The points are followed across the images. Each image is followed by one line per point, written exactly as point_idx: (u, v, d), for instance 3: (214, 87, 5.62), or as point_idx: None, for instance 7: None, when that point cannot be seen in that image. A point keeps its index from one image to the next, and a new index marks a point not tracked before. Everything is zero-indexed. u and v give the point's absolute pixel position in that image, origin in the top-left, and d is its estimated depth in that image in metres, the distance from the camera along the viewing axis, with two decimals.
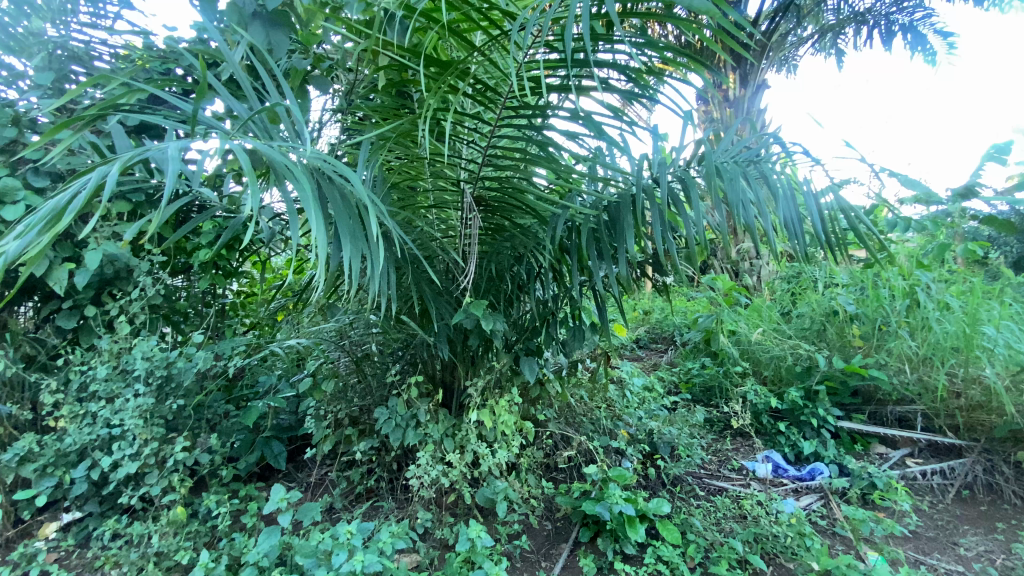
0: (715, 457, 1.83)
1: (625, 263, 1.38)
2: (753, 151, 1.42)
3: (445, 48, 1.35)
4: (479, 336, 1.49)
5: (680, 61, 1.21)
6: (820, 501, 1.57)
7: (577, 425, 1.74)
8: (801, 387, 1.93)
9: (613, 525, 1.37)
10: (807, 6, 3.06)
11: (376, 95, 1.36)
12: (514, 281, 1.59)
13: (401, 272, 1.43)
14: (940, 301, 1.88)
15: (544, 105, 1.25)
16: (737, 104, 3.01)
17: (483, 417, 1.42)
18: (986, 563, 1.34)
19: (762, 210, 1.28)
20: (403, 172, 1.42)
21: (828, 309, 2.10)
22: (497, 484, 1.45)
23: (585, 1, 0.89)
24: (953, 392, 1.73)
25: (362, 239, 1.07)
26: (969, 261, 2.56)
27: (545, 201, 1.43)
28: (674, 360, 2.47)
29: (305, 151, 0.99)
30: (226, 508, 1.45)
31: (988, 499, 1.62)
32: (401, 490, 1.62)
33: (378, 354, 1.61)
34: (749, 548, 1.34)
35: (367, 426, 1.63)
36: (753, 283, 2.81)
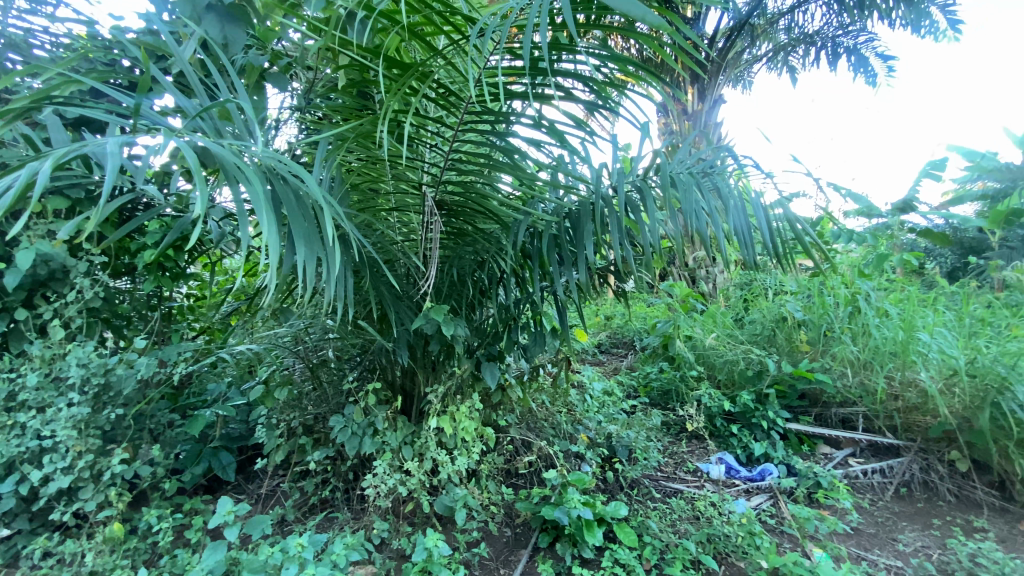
0: (671, 459, 1.88)
1: (585, 269, 1.39)
2: (708, 162, 1.47)
3: (407, 49, 1.33)
4: (440, 342, 1.46)
5: (640, 74, 1.25)
6: (770, 501, 1.62)
7: (538, 430, 1.75)
8: (752, 390, 2.00)
9: (572, 529, 1.36)
10: (761, 26, 3.21)
11: (337, 95, 1.33)
12: (476, 286, 1.57)
13: (359, 276, 1.40)
14: (880, 308, 1.99)
15: (507, 112, 1.26)
16: (695, 118, 3.12)
17: (442, 424, 1.40)
18: (923, 557, 1.41)
19: (715, 219, 1.33)
20: (364, 174, 1.40)
21: (778, 316, 2.19)
22: (457, 491, 1.43)
23: (546, 6, 0.87)
24: (892, 394, 1.83)
25: (318, 241, 1.04)
26: (907, 271, 2.72)
27: (508, 207, 1.43)
28: (634, 364, 2.52)
29: (259, 151, 0.96)
30: (169, 523, 1.37)
31: (924, 496, 1.71)
32: (357, 500, 1.58)
33: (335, 360, 1.58)
34: (703, 548, 1.38)
35: (322, 434, 1.59)
36: (709, 290, 2.87)
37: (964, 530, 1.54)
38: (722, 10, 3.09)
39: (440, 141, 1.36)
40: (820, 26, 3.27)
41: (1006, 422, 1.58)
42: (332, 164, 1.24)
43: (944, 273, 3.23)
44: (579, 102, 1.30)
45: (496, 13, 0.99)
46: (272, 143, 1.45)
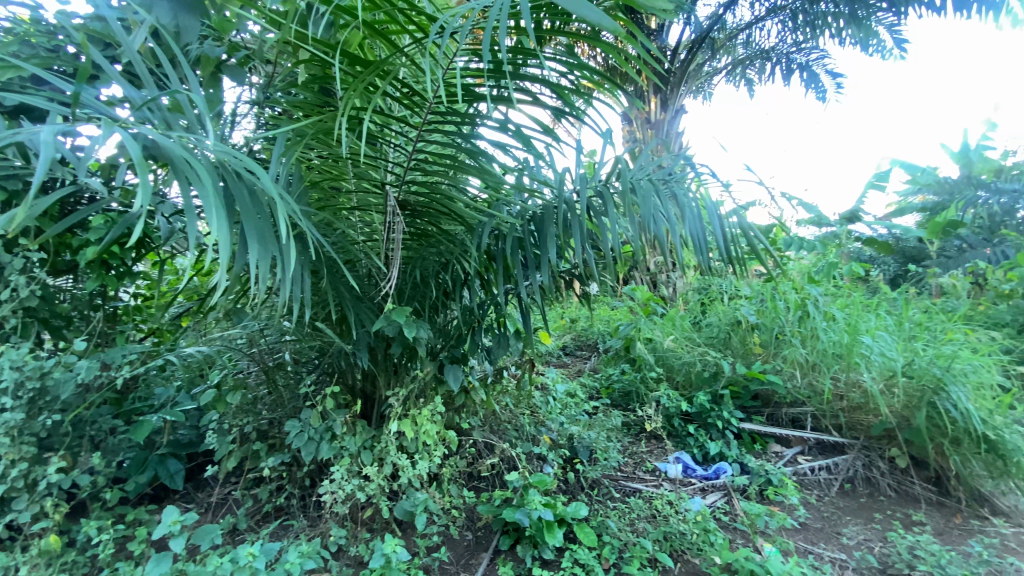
0: (631, 459, 1.91)
1: (548, 272, 1.40)
2: (668, 170, 1.51)
3: (371, 47, 1.31)
4: (402, 345, 1.44)
5: (603, 81, 1.27)
6: (724, 499, 1.67)
7: (501, 433, 1.75)
8: (708, 391, 2.06)
9: (532, 531, 1.37)
10: (720, 40, 3.32)
11: (297, 90, 1.30)
12: (439, 288, 1.55)
13: (317, 277, 1.36)
14: (827, 312, 2.08)
15: (473, 114, 1.26)
16: (658, 126, 3.20)
17: (403, 428, 1.38)
18: (865, 550, 1.49)
19: (673, 225, 1.37)
20: (325, 172, 1.37)
21: (733, 319, 2.27)
22: (417, 495, 1.41)
23: (508, 8, 0.87)
24: (838, 395, 1.93)
25: (272, 240, 1.01)
26: (854, 277, 2.85)
27: (473, 209, 1.44)
28: (597, 366, 2.56)
29: (210, 145, 0.92)
30: (110, 534, 1.29)
31: (867, 491, 1.79)
32: (313, 506, 1.53)
33: (292, 364, 1.54)
34: (659, 546, 1.41)
35: (277, 440, 1.54)
36: (669, 294, 2.89)
37: (903, 523, 1.62)
38: (685, 23, 3.18)
39: (403, 140, 1.35)
40: (775, 43, 3.41)
41: (941, 421, 1.68)
42: (290, 160, 1.21)
43: (887, 280, 3.32)
44: (545, 107, 1.31)
45: (459, 13, 0.98)
46: (228, 138, 1.40)
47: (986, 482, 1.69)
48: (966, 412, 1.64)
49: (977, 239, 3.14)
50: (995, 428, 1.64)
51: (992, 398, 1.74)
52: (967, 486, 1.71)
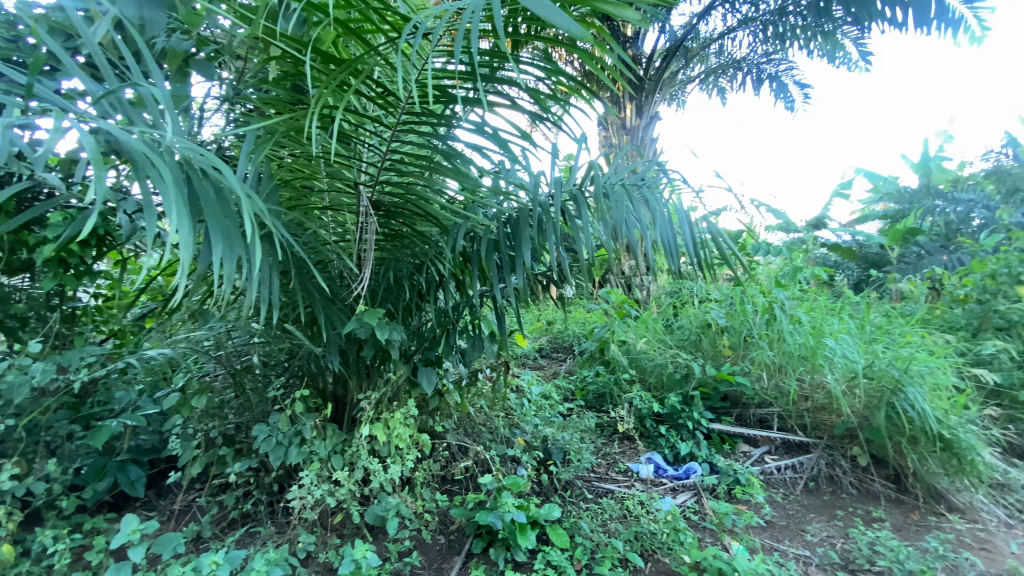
0: (604, 460, 1.93)
1: (523, 274, 1.40)
2: (640, 175, 1.54)
3: (346, 45, 1.30)
4: (374, 347, 1.42)
5: (579, 87, 1.29)
6: (694, 498, 1.70)
7: (475, 435, 1.75)
8: (679, 392, 2.10)
9: (505, 533, 1.37)
10: (694, 50, 3.38)
11: (269, 87, 1.28)
12: (413, 289, 1.53)
13: (286, 277, 1.33)
14: (793, 316, 2.14)
15: (449, 115, 1.26)
16: (633, 132, 3.25)
17: (375, 432, 1.36)
18: (827, 546, 1.53)
19: (645, 229, 1.39)
20: (296, 170, 1.34)
21: (704, 322, 2.32)
22: (389, 500, 1.40)
23: (481, 7, 0.85)
24: (803, 396, 1.99)
25: (238, 239, 0.99)
26: (819, 282, 2.94)
27: (448, 210, 1.44)
28: (573, 368, 2.58)
29: (175, 141, 0.89)
30: (66, 544, 1.24)
31: (830, 489, 1.85)
32: (281, 513, 1.50)
33: (261, 367, 1.52)
34: (630, 545, 1.42)
35: (244, 445, 1.51)
36: (642, 297, 2.92)
37: (864, 520, 1.67)
38: (660, 31, 3.23)
39: (377, 140, 1.34)
40: (746, 53, 3.49)
41: (900, 420, 1.74)
42: (259, 157, 1.18)
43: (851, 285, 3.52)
44: (522, 112, 1.32)
45: (432, 15, 0.97)
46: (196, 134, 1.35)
47: (942, 479, 1.76)
48: (922, 413, 1.71)
49: (935, 246, 3.27)
50: (949, 428, 1.72)
51: (948, 399, 1.82)
52: (924, 483, 1.77)
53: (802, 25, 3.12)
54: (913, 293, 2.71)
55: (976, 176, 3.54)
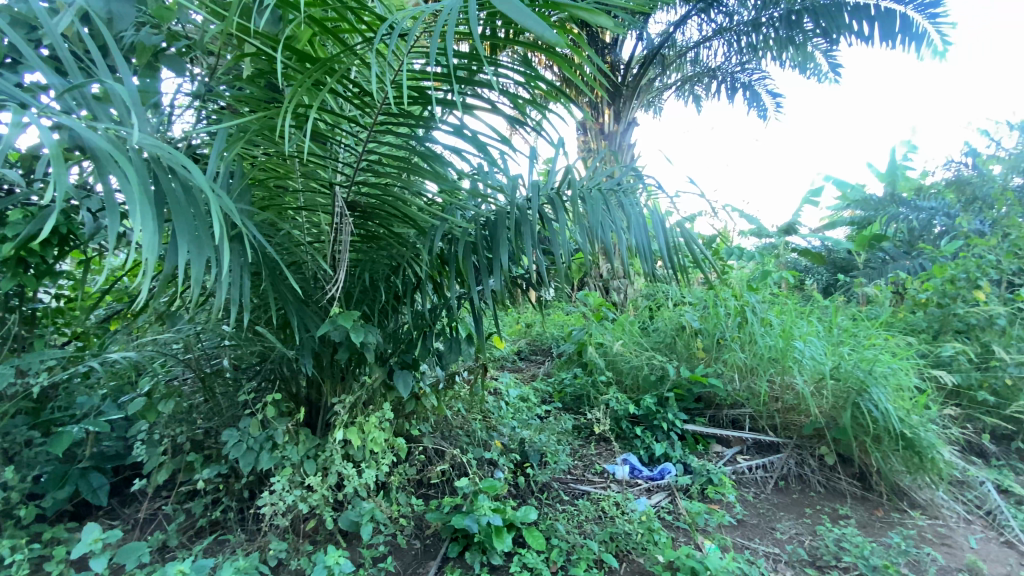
0: (581, 462, 1.94)
1: (500, 277, 1.39)
2: (616, 180, 1.56)
3: (323, 44, 1.29)
4: (349, 350, 1.40)
5: (558, 92, 1.30)
6: (668, 498, 1.72)
7: (452, 439, 1.74)
8: (654, 394, 2.13)
9: (481, 537, 1.36)
10: (671, 57, 3.44)
11: (241, 85, 1.25)
12: (389, 291, 1.52)
13: (257, 278, 1.30)
14: (764, 318, 2.19)
15: (427, 117, 1.26)
16: (611, 137, 3.30)
17: (349, 436, 1.34)
18: (795, 544, 1.57)
19: (621, 233, 1.40)
20: (269, 169, 1.32)
21: (678, 324, 2.35)
22: (363, 505, 1.38)
23: (458, 7, 0.85)
24: (773, 397, 2.04)
25: (206, 240, 0.97)
26: (790, 286, 3.02)
27: (425, 212, 1.43)
28: (551, 370, 2.59)
29: (141, 138, 0.86)
30: (23, 555, 1.19)
31: (799, 487, 1.90)
32: (252, 520, 1.47)
33: (231, 370, 1.50)
34: (605, 547, 1.44)
35: (213, 450, 1.47)
36: (620, 300, 2.96)
37: (831, 518, 1.72)
38: (638, 38, 3.28)
39: (353, 140, 1.33)
40: (721, 62, 3.58)
41: (864, 420, 1.80)
42: (231, 155, 1.16)
43: (821, 288, 3.65)
44: (501, 116, 1.32)
45: (408, 16, 0.96)
46: (166, 131, 1.31)
47: (904, 477, 1.82)
48: (885, 412, 1.77)
49: (899, 252, 3.39)
50: (912, 427, 1.78)
51: (910, 399, 1.89)
52: (887, 481, 1.83)
53: (774, 36, 3.22)
54: (879, 297, 2.80)
55: (937, 183, 3.59)
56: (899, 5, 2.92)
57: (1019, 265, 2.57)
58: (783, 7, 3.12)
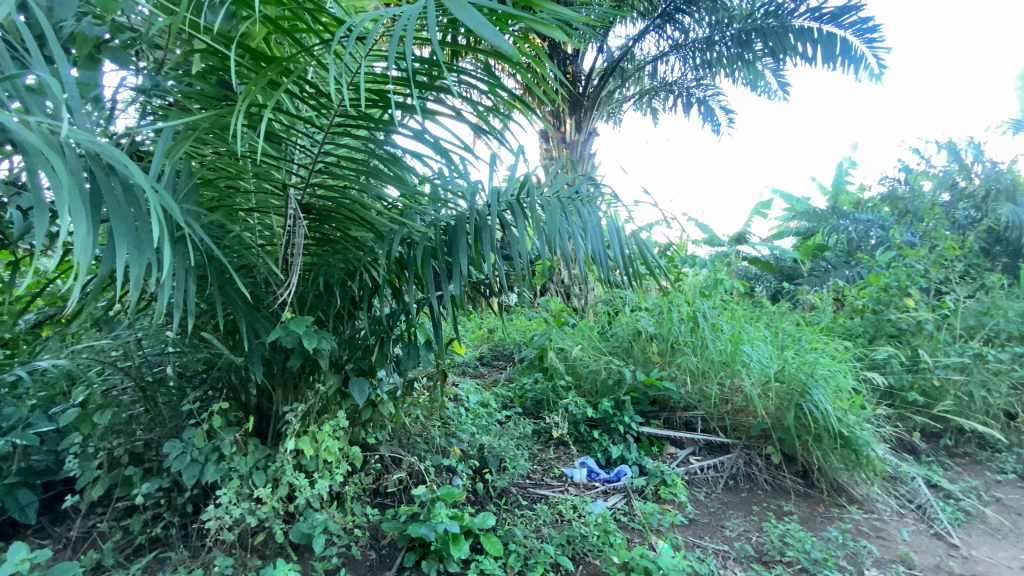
0: (540, 466, 1.95)
1: (460, 282, 1.38)
2: (574, 188, 1.58)
3: (279, 44, 1.27)
4: (301, 357, 1.36)
5: (519, 101, 1.31)
6: (624, 500, 1.76)
7: (410, 446, 1.71)
8: (612, 398, 2.17)
9: (438, 544, 1.34)
10: (630, 71, 3.55)
11: (191, 80, 1.21)
12: (345, 296, 1.49)
13: (203, 282, 1.25)
14: (714, 324, 2.27)
15: (386, 120, 1.25)
16: (572, 146, 3.36)
17: (301, 446, 1.30)
18: (743, 540, 1.64)
19: (578, 241, 1.42)
20: (220, 169, 1.28)
21: (635, 329, 2.41)
22: (316, 516, 1.34)
23: (417, 10, 0.85)
24: (724, 399, 2.12)
25: (146, 242, 0.93)
26: (741, 293, 3.15)
27: (384, 216, 1.41)
28: (512, 376, 2.59)
29: (78, 135, 0.82)
30: None
31: (747, 486, 1.97)
32: (196, 535, 1.40)
33: (174, 380, 1.44)
34: (562, 550, 1.45)
35: (154, 463, 1.40)
36: (580, 306, 3.00)
37: (777, 514, 1.80)
38: (599, 51, 3.35)
39: (309, 141, 1.30)
40: (677, 77, 3.74)
41: (806, 420, 1.90)
42: (177, 154, 1.11)
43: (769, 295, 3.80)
44: (464, 123, 1.32)
45: (367, 19, 0.95)
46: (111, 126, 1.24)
47: (842, 473, 1.93)
48: (825, 413, 1.87)
49: (839, 261, 3.60)
50: (849, 426, 1.89)
51: (847, 399, 2.01)
52: (827, 478, 1.93)
53: (727, 54, 3.38)
54: (821, 303, 2.96)
55: (874, 198, 3.84)
56: (840, 29, 3.12)
57: (944, 275, 2.79)
58: (735, 27, 3.29)
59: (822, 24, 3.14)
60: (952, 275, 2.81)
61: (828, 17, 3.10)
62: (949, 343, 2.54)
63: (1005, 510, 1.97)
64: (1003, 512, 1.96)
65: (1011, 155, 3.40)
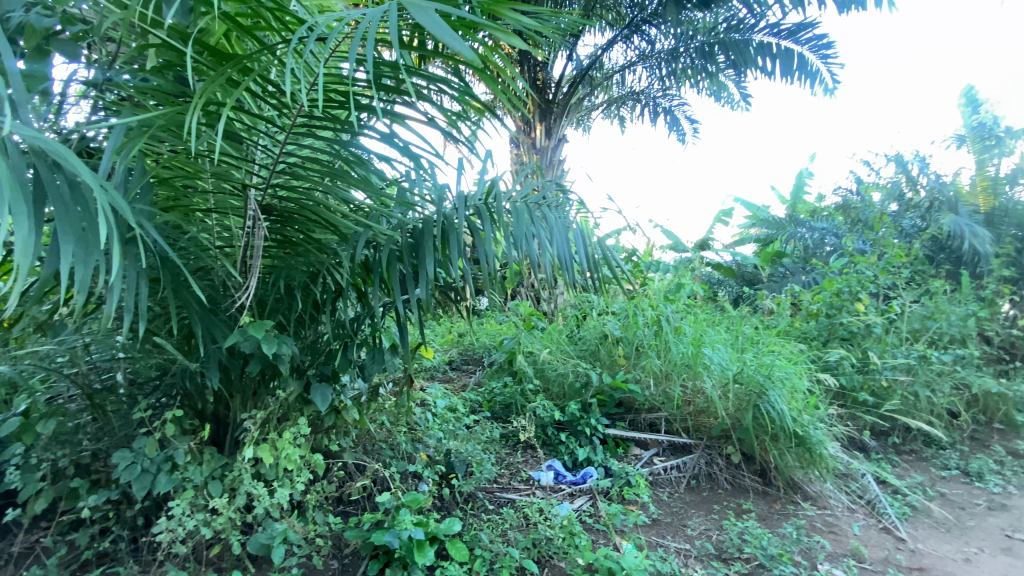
0: (507, 470, 1.95)
1: (426, 286, 1.37)
2: (541, 195, 1.59)
3: (241, 41, 1.24)
4: (261, 363, 1.32)
5: (486, 108, 1.32)
6: (589, 502, 1.79)
7: (375, 453, 1.70)
8: (579, 400, 2.19)
9: (402, 552, 1.32)
10: (598, 79, 3.62)
11: (145, 75, 1.17)
12: (308, 300, 1.45)
13: (156, 284, 1.20)
14: (677, 327, 2.32)
15: (350, 122, 1.24)
16: (542, 152, 3.39)
17: (259, 454, 1.27)
18: (704, 539, 1.68)
19: (543, 245, 1.42)
20: (176, 167, 1.24)
21: (602, 333, 2.44)
22: (275, 526, 1.30)
23: (379, 14, 0.86)
24: (687, 400, 2.17)
25: (94, 242, 0.90)
26: (705, 297, 3.24)
27: (348, 218, 1.38)
28: (481, 380, 2.59)
29: (20, 130, 0.78)
30: None
31: (708, 485, 2.03)
32: (147, 549, 1.34)
33: (126, 387, 1.38)
34: (527, 553, 1.46)
35: (103, 474, 1.34)
36: (550, 309, 3.03)
37: (736, 512, 1.86)
38: (568, 58, 3.39)
39: (271, 141, 1.28)
40: (645, 86, 3.83)
41: (764, 420, 1.97)
42: (128, 151, 1.07)
43: (732, 299, 3.92)
44: (431, 126, 1.32)
45: (328, 21, 0.94)
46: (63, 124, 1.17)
47: (797, 471, 2.01)
48: (781, 413, 1.95)
49: (796, 267, 3.73)
50: (803, 426, 1.98)
51: (802, 400, 2.10)
52: (784, 476, 2.01)
53: (691, 65, 3.49)
54: (778, 307, 3.08)
55: (829, 207, 3.99)
56: (797, 45, 3.26)
57: (892, 280, 2.92)
58: (699, 40, 3.39)
59: (780, 40, 3.27)
60: (899, 281, 2.92)
61: (786, 34, 3.24)
62: (896, 345, 2.69)
63: (948, 504, 2.09)
64: (946, 506, 2.08)
65: (953, 169, 3.60)
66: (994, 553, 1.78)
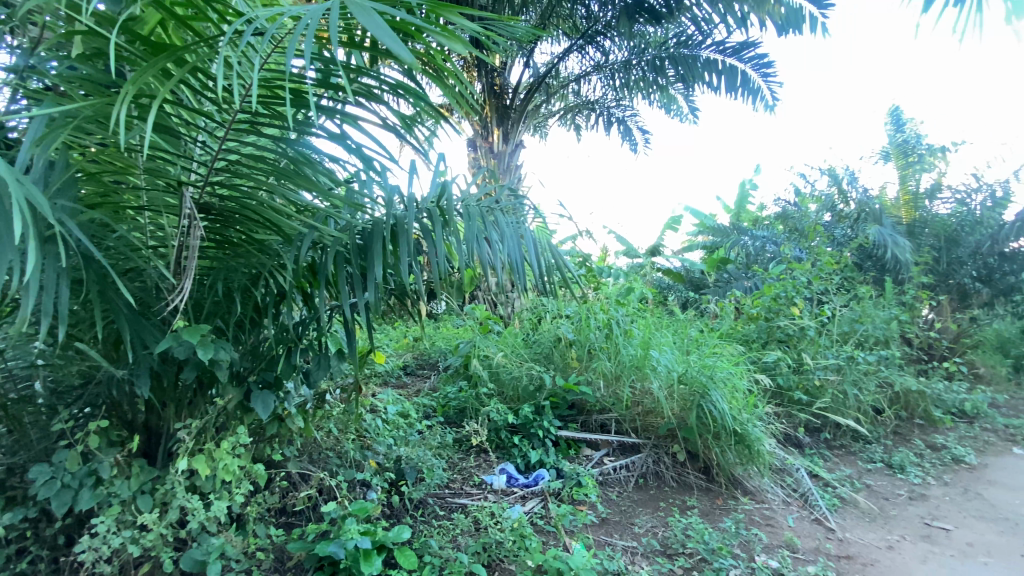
0: (460, 475, 1.94)
1: (374, 289, 1.34)
2: (494, 199, 1.59)
3: (179, 31, 1.18)
4: (196, 369, 1.26)
5: (440, 113, 1.30)
6: (540, 504, 1.81)
7: (321, 462, 1.66)
8: (532, 403, 2.21)
9: (348, 562, 1.29)
10: (555, 87, 3.68)
11: (71, 63, 1.09)
12: (249, 303, 1.40)
13: (79, 286, 1.13)
14: (627, 330, 2.39)
15: (294, 120, 1.19)
16: (499, 157, 3.43)
17: (195, 466, 1.20)
18: (650, 536, 1.73)
19: (494, 248, 1.43)
20: (104, 162, 1.16)
21: (555, 337, 2.48)
22: (212, 540, 1.24)
23: (318, 17, 0.84)
24: (636, 401, 2.24)
25: (8, 239, 0.83)
26: (655, 301, 3.35)
27: (293, 219, 1.34)
28: (436, 384, 2.58)
29: None
30: None
31: (655, 483, 2.09)
32: (68, 570, 1.24)
33: (45, 397, 1.28)
34: (477, 558, 1.46)
35: (18, 491, 1.24)
36: (506, 313, 3.04)
37: (681, 509, 1.93)
38: (525, 66, 3.44)
39: (210, 137, 1.22)
40: (600, 96, 3.93)
41: (707, 419, 2.06)
42: (49, 143, 0.99)
43: (681, 302, 4.07)
44: (382, 127, 1.29)
45: (270, 16, 0.91)
46: None
47: (738, 467, 2.10)
48: (722, 412, 2.04)
49: (739, 272, 3.93)
50: (742, 424, 2.08)
51: (742, 399, 2.20)
52: (726, 472, 2.10)
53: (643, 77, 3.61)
54: (723, 311, 3.23)
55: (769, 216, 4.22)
56: (740, 63, 3.44)
57: (824, 286, 3.10)
58: (651, 53, 3.52)
59: (726, 57, 3.45)
60: (830, 287, 3.12)
61: (730, 51, 3.42)
62: (828, 346, 2.89)
63: (872, 495, 2.25)
64: (871, 497, 2.24)
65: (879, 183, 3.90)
66: (914, 540, 1.93)
